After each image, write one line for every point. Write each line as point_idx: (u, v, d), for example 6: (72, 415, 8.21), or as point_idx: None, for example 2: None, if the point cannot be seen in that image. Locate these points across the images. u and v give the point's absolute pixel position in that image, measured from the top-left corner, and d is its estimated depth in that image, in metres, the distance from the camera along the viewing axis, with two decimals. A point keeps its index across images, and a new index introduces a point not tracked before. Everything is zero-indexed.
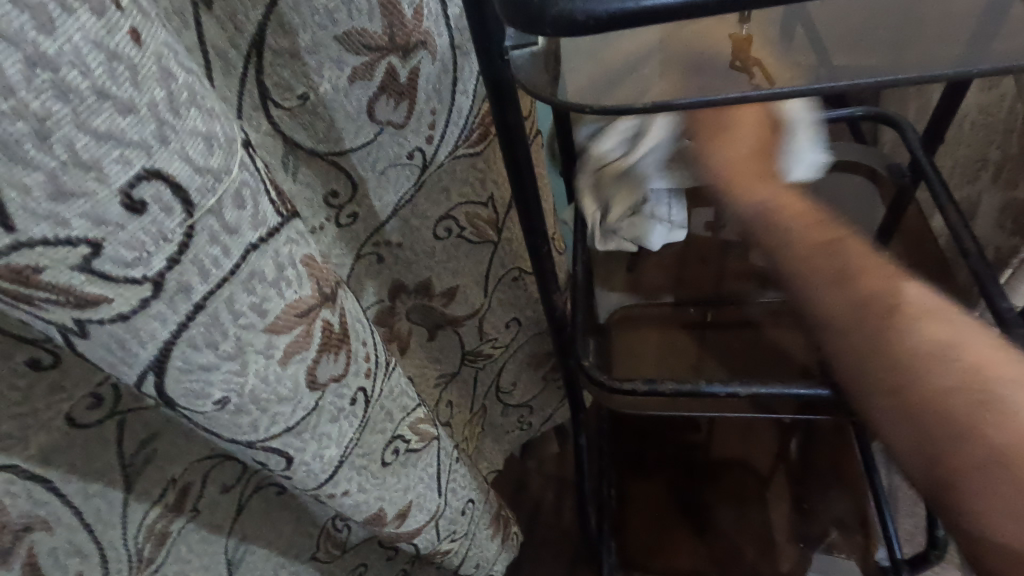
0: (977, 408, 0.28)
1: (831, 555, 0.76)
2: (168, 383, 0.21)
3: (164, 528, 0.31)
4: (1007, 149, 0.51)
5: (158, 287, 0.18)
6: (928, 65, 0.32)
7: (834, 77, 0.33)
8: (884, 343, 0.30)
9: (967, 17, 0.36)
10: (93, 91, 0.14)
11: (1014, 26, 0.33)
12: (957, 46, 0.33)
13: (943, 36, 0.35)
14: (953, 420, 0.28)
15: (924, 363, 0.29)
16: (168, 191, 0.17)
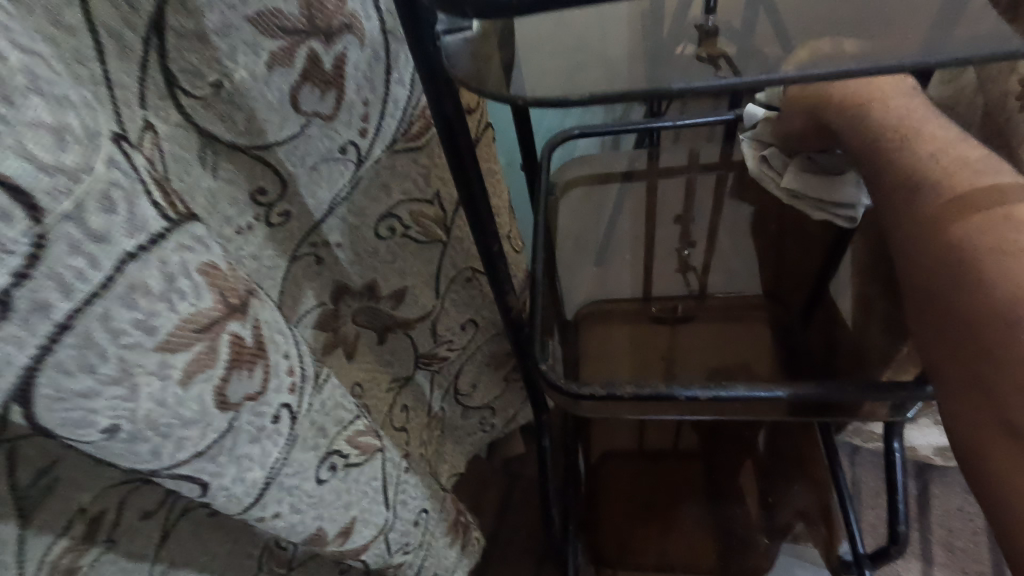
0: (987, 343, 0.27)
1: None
2: (37, 414, 0.18)
3: (72, 563, 0.28)
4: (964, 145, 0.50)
5: (5, 306, 0.15)
6: (887, 53, 0.31)
7: (791, 64, 0.32)
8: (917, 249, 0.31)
9: (926, 8, 0.35)
10: None
11: (972, 17, 0.33)
12: (915, 34, 0.32)
13: (903, 27, 0.34)
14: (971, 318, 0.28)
15: (941, 243, 0.30)
16: (4, 194, 0.14)
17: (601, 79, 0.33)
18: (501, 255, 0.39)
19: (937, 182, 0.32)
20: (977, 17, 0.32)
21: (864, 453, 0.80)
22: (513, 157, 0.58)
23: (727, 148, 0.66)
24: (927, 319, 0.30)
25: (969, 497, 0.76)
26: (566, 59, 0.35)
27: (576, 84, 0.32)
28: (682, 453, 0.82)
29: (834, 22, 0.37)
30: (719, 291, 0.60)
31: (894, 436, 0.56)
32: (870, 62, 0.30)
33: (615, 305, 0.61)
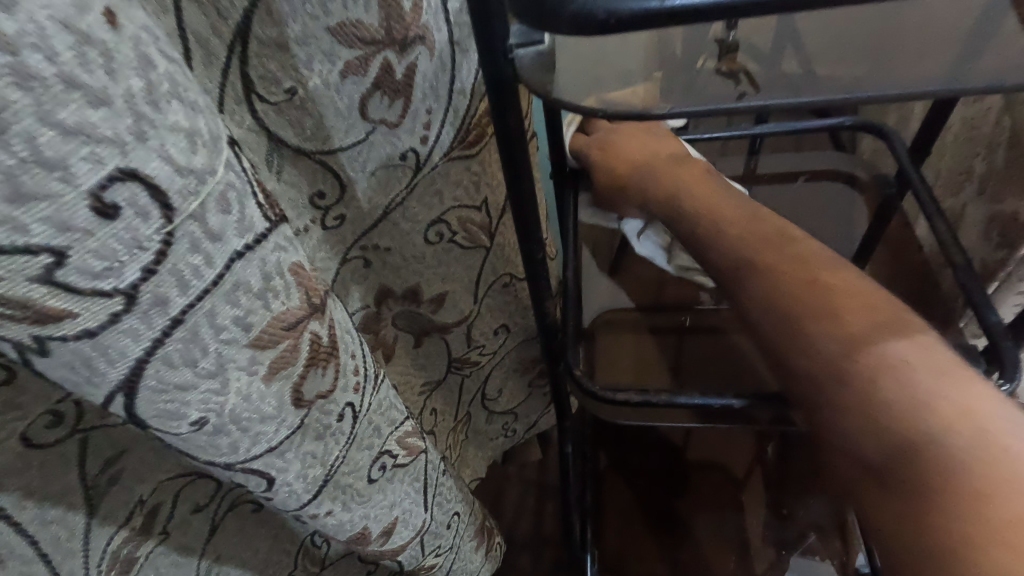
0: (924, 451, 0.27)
1: (806, 559, 0.78)
2: (138, 404, 0.19)
3: (131, 553, 0.28)
4: (991, 166, 0.50)
5: (132, 300, 0.16)
6: (918, 79, 0.32)
7: (833, 87, 0.33)
8: (787, 334, 0.31)
9: (956, 29, 0.36)
10: (59, 78, 0.12)
11: (1002, 40, 0.34)
12: (950, 58, 0.33)
13: (933, 48, 0.35)
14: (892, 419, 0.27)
15: (809, 341, 0.30)
16: (145, 194, 0.15)
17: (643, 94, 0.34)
18: (543, 262, 0.39)
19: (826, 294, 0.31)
20: (1013, 44, 0.33)
21: None
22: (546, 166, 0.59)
23: (751, 161, 0.65)
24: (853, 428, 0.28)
25: None
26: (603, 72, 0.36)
27: (621, 96, 0.33)
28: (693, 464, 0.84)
29: (870, 42, 0.37)
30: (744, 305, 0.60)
31: None
32: (903, 88, 0.31)
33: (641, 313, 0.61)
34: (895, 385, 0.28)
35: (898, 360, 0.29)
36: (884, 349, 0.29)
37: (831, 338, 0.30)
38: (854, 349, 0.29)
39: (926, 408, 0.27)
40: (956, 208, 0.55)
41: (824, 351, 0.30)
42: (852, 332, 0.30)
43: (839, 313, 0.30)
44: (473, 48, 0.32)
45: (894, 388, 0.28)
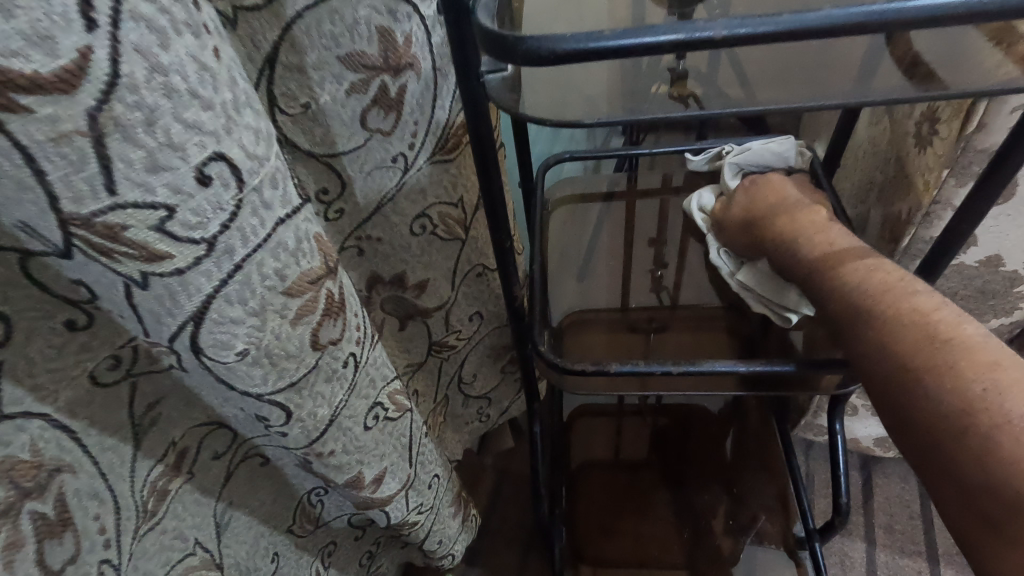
0: (941, 374, 0.32)
1: (764, 547, 0.83)
2: (201, 333, 0.25)
3: (164, 485, 0.34)
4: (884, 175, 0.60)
5: (210, 248, 0.22)
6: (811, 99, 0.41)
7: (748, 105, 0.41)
8: (891, 383, 0.35)
9: (847, 70, 0.45)
10: (187, 91, 0.19)
11: (879, 76, 0.43)
12: (839, 88, 0.42)
13: (828, 80, 0.44)
14: (904, 363, 0.34)
15: (853, 322, 0.38)
16: (228, 171, 0.21)
17: (591, 110, 0.42)
18: (511, 251, 0.47)
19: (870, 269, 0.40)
20: (884, 77, 0.42)
21: (817, 449, 0.89)
22: (515, 177, 0.68)
23: (695, 174, 0.75)
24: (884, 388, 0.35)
25: (908, 489, 0.85)
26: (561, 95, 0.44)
27: (573, 113, 0.41)
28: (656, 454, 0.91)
29: (781, 75, 0.46)
30: (692, 304, 0.68)
31: (835, 420, 0.65)
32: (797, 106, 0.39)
33: (595, 313, 0.67)
34: (903, 336, 0.35)
35: (906, 317, 0.35)
36: (899, 303, 0.36)
37: (950, 395, 0.31)
38: (976, 401, 0.31)
39: (937, 341, 0.33)
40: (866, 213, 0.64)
41: (956, 408, 0.31)
42: (974, 388, 0.31)
43: (886, 286, 0.38)
44: (450, 72, 0.40)
45: (884, 344, 0.35)
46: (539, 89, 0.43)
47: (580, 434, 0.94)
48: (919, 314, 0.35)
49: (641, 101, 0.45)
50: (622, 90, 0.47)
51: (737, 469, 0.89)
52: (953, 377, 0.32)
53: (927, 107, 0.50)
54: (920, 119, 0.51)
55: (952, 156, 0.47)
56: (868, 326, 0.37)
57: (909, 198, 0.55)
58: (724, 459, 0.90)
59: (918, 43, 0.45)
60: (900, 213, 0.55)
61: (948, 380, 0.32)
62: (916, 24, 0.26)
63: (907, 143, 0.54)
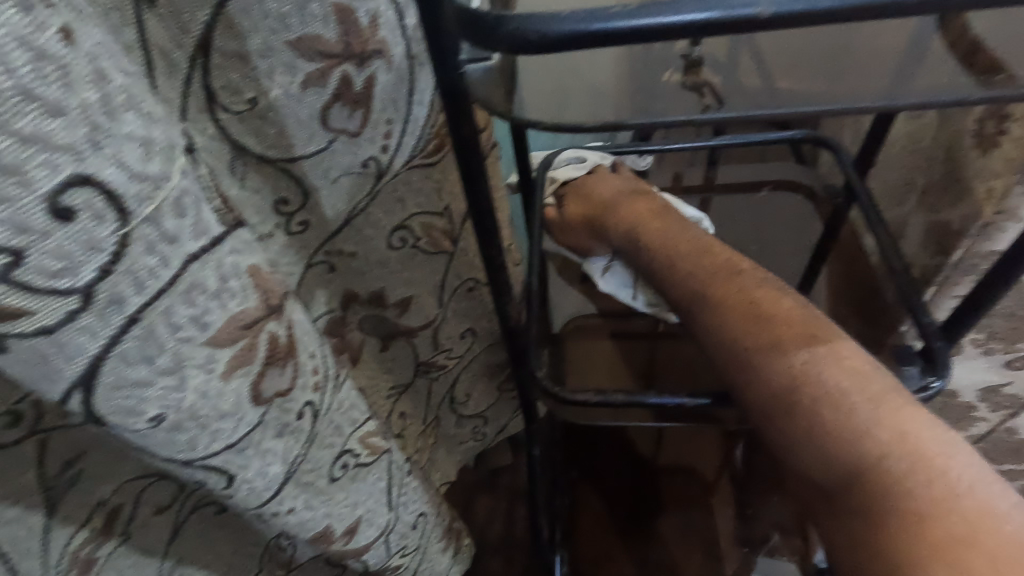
0: (873, 467, 0.24)
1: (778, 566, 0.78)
2: (96, 401, 0.19)
3: (90, 553, 0.29)
4: (928, 177, 0.53)
5: (88, 299, 0.17)
6: (857, 96, 0.35)
7: (790, 100, 0.35)
8: (779, 437, 0.26)
9: (895, 57, 0.39)
10: (18, 91, 0.13)
11: (934, 65, 0.37)
12: (889, 82, 0.36)
13: (873, 71, 0.38)
14: (827, 435, 0.25)
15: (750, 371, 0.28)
16: (101, 198, 0.16)
17: (600, 106, 0.37)
18: (502, 267, 0.41)
19: (752, 290, 0.30)
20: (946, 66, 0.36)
21: None
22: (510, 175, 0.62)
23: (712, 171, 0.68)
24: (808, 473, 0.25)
25: None
26: (561, 89, 0.38)
27: (577, 111, 0.36)
28: (661, 467, 0.86)
29: (821, 63, 0.40)
30: None
31: None
32: (842, 104, 0.33)
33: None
34: (807, 401, 0.25)
35: (791, 374, 0.26)
36: (805, 351, 0.27)
37: (886, 489, 0.23)
38: (896, 445, 0.24)
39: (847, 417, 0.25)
40: (902, 216, 0.58)
41: (865, 476, 0.24)
42: (879, 427, 0.24)
43: (771, 321, 0.29)
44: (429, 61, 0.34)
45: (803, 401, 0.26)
46: (539, 83, 0.37)
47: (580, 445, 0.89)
48: (822, 377, 0.26)
49: (657, 95, 0.40)
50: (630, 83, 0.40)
51: (747, 483, 0.84)
52: (897, 457, 0.23)
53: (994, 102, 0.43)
54: (984, 117, 0.45)
55: None
56: (771, 378, 0.27)
57: (955, 201, 0.49)
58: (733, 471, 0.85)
59: (982, 25, 0.38)
60: (951, 222, 0.50)
61: (886, 454, 0.24)
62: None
63: (964, 141, 0.48)
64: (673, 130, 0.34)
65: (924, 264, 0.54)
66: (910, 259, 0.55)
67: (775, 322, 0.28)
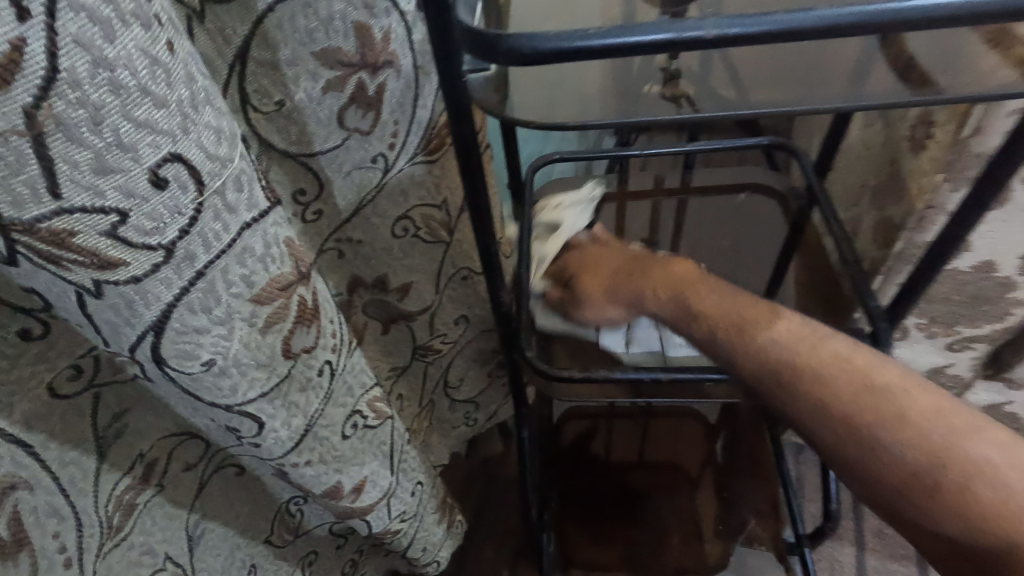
0: (946, 473, 0.29)
1: (755, 550, 0.83)
2: (163, 344, 0.24)
3: (131, 499, 0.32)
4: (877, 179, 0.59)
5: (169, 254, 0.21)
6: (811, 100, 0.40)
7: (751, 106, 0.40)
8: (855, 466, 0.31)
9: (846, 70, 0.44)
10: (137, 88, 0.18)
11: (876, 76, 0.42)
12: (840, 91, 0.41)
13: (824, 83, 0.44)
14: (897, 459, 0.30)
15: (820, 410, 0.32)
16: (186, 172, 0.20)
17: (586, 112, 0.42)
18: (497, 255, 0.45)
19: (788, 339, 0.34)
20: (883, 77, 0.41)
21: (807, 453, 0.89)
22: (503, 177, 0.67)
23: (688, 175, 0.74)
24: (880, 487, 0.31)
25: None
26: (549, 94, 0.42)
27: (567, 115, 0.41)
28: (647, 462, 0.91)
29: (780, 78, 0.46)
30: None
31: None
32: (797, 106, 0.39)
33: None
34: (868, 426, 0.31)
35: (853, 407, 0.31)
36: (854, 383, 0.32)
37: (950, 481, 0.29)
38: (935, 461, 0.29)
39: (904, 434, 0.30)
40: (857, 215, 0.64)
41: (939, 485, 0.29)
42: (928, 443, 0.30)
43: (816, 367, 0.33)
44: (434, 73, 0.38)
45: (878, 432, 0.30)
46: (532, 89, 0.42)
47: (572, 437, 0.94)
48: (875, 401, 0.31)
49: (640, 105, 0.45)
50: (612, 90, 0.46)
51: (728, 476, 0.89)
52: (952, 466, 0.29)
53: (923, 110, 0.49)
54: (920, 125, 0.51)
55: (950, 160, 0.47)
56: (833, 417, 0.31)
57: (899, 201, 0.55)
58: (716, 466, 0.90)
59: (914, 45, 0.44)
60: (896, 217, 0.55)
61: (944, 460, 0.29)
62: (911, 25, 0.25)
63: (905, 147, 0.54)
64: (652, 128, 0.39)
65: (876, 258, 0.60)
66: (866, 255, 0.61)
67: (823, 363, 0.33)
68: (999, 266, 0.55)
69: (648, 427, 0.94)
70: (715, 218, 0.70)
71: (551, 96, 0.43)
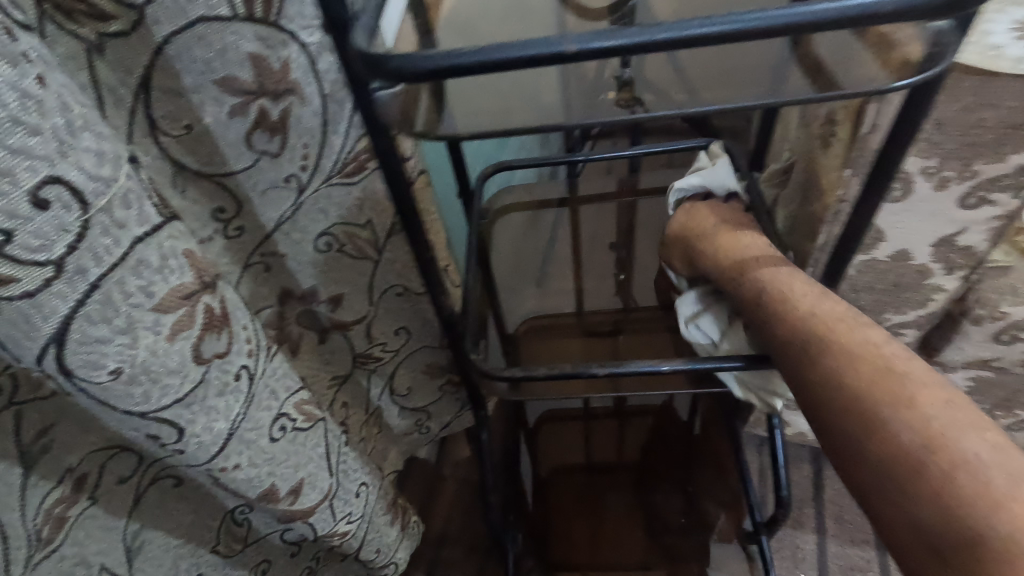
0: (936, 463, 0.30)
1: (722, 543, 0.85)
2: (66, 355, 0.25)
3: (62, 512, 0.34)
4: (802, 175, 0.63)
5: (59, 269, 0.23)
6: (740, 98, 0.43)
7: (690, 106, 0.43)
8: (845, 423, 0.33)
9: (752, 70, 0.47)
10: (8, 118, 0.20)
11: (773, 75, 0.45)
12: (756, 91, 0.44)
13: (738, 83, 0.47)
14: (898, 431, 0.31)
15: (839, 366, 0.35)
16: (68, 193, 0.22)
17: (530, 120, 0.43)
18: (429, 261, 0.47)
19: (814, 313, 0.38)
20: (782, 75, 0.44)
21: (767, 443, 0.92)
22: (450, 191, 0.71)
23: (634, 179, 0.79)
24: (864, 443, 0.32)
25: None
26: (504, 106, 0.45)
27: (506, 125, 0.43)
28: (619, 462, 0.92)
29: (722, 79, 0.48)
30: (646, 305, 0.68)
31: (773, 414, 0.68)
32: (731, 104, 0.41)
33: (550, 319, 0.69)
34: (873, 389, 0.33)
35: (868, 373, 0.34)
36: (867, 355, 0.34)
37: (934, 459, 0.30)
38: (989, 505, 0.28)
39: (923, 416, 0.31)
40: (789, 211, 0.67)
41: (909, 460, 0.30)
42: (966, 461, 0.29)
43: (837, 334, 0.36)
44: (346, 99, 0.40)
45: (890, 399, 0.32)
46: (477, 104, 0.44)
47: (546, 441, 0.96)
48: (887, 377, 0.33)
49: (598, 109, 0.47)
50: (571, 94, 0.48)
51: (696, 474, 0.91)
52: (954, 458, 0.30)
53: (829, 110, 0.53)
54: (826, 122, 0.54)
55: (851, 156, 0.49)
56: (848, 376, 0.34)
57: (815, 193, 0.58)
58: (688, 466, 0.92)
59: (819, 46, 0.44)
60: (816, 212, 0.58)
61: (928, 449, 0.30)
62: (731, 36, 0.29)
63: (816, 142, 0.57)
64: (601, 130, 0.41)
65: (800, 248, 0.63)
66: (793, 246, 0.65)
67: (843, 334, 0.36)
68: (914, 255, 0.54)
69: (623, 429, 0.96)
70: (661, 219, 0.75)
71: (494, 109, 0.44)
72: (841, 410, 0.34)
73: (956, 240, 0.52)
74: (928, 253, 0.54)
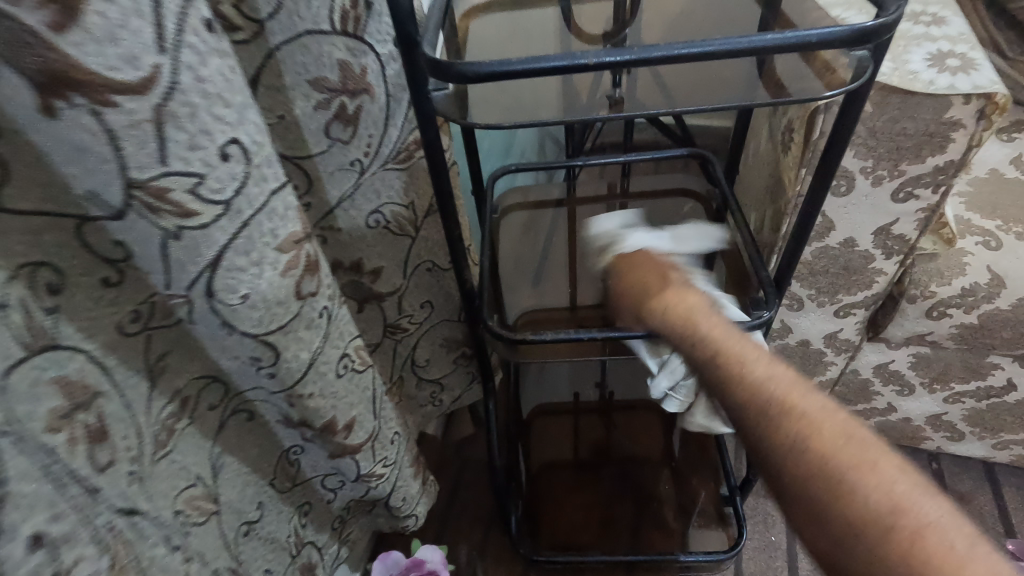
0: (855, 492, 0.33)
1: (704, 519, 0.93)
2: (216, 278, 0.33)
3: (172, 425, 0.41)
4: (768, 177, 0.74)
5: (226, 208, 0.31)
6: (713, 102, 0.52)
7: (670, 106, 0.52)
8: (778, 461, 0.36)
9: (727, 82, 0.58)
10: (215, 94, 0.29)
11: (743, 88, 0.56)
12: (733, 96, 0.54)
13: (717, 93, 0.57)
14: (818, 459, 0.34)
15: (761, 406, 0.37)
16: (240, 151, 0.31)
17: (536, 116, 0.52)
18: (458, 237, 0.56)
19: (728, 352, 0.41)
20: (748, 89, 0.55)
21: None
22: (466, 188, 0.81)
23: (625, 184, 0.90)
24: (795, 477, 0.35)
25: None
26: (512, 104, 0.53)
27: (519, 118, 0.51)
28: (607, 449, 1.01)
29: (696, 87, 0.58)
30: None
31: None
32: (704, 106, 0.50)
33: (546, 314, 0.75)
34: (785, 423, 0.36)
35: (784, 410, 0.36)
36: (784, 392, 0.37)
37: (850, 483, 0.33)
38: (898, 513, 0.31)
39: (835, 446, 0.34)
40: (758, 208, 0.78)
41: (837, 486, 0.33)
42: (889, 489, 0.32)
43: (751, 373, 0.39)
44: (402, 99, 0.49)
45: (808, 428, 0.35)
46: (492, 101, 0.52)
47: (540, 434, 1.04)
48: (800, 411, 0.36)
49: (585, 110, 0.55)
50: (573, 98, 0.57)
51: (678, 457, 1.00)
52: (869, 479, 0.33)
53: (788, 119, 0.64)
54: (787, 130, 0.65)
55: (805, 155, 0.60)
56: (769, 414, 0.37)
57: (779, 190, 0.69)
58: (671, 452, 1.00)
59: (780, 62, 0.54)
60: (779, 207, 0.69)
61: (851, 474, 0.33)
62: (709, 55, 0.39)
63: (779, 148, 0.69)
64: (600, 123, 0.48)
65: (767, 239, 0.74)
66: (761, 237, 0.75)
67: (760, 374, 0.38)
68: (859, 241, 0.65)
69: (610, 421, 1.04)
70: (648, 217, 0.85)
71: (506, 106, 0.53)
72: (772, 446, 0.36)
73: (891, 228, 0.63)
74: (870, 240, 0.65)
